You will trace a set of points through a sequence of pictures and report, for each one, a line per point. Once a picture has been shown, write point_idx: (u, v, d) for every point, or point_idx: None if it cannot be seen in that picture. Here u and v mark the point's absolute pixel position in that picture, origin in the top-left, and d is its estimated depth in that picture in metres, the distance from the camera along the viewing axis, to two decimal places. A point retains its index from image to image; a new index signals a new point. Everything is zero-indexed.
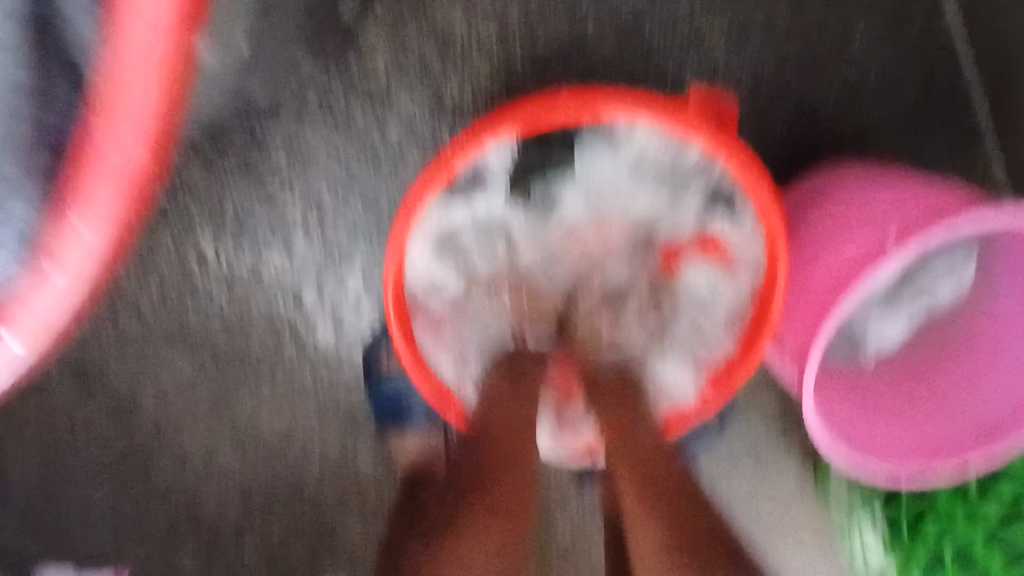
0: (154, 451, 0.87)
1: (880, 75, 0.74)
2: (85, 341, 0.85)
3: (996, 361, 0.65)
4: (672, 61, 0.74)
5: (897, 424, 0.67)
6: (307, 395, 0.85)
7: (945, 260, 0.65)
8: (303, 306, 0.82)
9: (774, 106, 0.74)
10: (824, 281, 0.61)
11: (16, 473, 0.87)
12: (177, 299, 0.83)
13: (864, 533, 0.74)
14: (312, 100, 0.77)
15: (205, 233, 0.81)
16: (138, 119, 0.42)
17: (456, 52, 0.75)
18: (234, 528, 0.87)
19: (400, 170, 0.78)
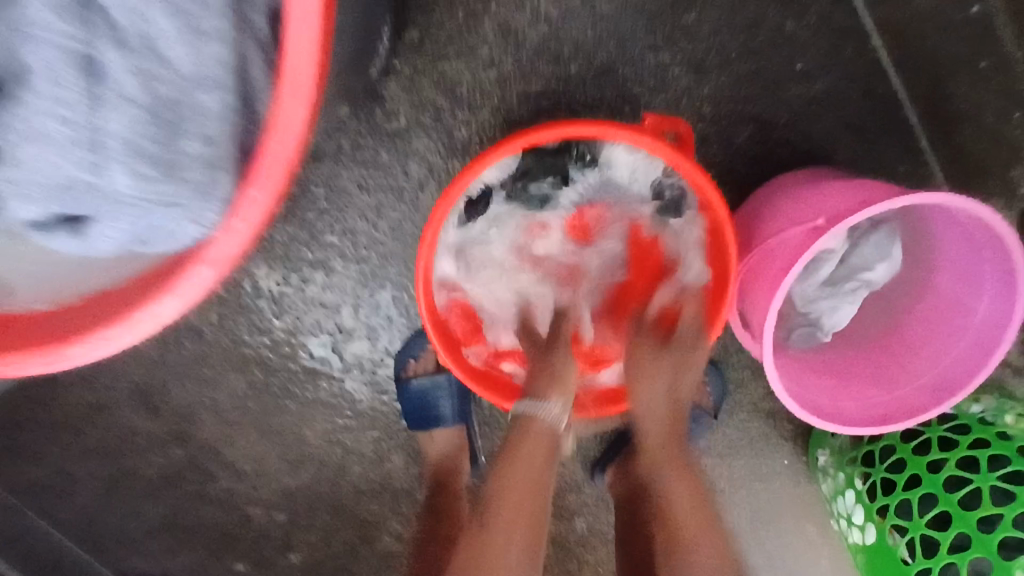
0: (213, 460, 1.00)
1: (825, 95, 0.86)
2: (153, 366, 0.98)
3: (948, 331, 0.73)
4: (648, 94, 0.86)
5: (862, 394, 0.75)
6: (345, 403, 0.98)
7: (875, 244, 0.75)
8: (341, 322, 0.95)
9: (737, 128, 0.86)
10: (775, 265, 0.72)
11: (94, 482, 1.01)
12: (232, 321, 0.95)
13: (849, 500, 0.89)
14: (345, 146, 0.88)
15: (256, 263, 0.93)
16: (283, 154, 0.46)
17: (463, 97, 0.87)
18: (283, 527, 1.02)
19: (420, 201, 0.90)
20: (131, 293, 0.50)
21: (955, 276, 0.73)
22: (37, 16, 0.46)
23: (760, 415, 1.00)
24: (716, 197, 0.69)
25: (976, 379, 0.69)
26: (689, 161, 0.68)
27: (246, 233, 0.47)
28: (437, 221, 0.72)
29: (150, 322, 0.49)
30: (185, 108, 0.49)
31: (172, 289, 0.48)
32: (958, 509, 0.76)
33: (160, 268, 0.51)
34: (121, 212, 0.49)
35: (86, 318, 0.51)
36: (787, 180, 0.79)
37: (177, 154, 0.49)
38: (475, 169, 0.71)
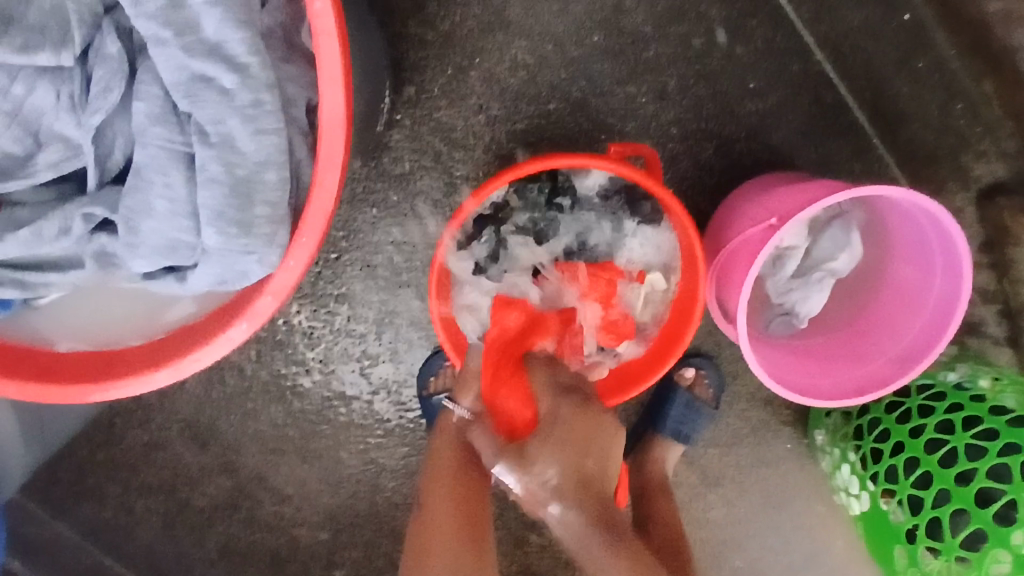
0: (258, 487, 1.10)
1: (779, 108, 0.96)
2: (201, 404, 1.08)
3: (908, 309, 0.81)
4: (620, 122, 0.96)
5: (839, 371, 0.83)
6: (375, 423, 1.07)
7: (831, 237, 0.84)
8: (366, 349, 1.05)
9: (703, 144, 0.96)
10: (744, 261, 0.81)
11: (153, 518, 1.11)
12: (270, 356, 1.05)
13: (846, 473, 0.93)
14: (358, 192, 0.99)
15: (288, 303, 1.03)
16: (319, 216, 0.65)
17: (458, 140, 0.98)
18: (327, 546, 1.11)
19: (428, 234, 1.00)
20: (210, 324, 0.70)
21: (909, 259, 0.82)
22: (146, 130, 0.67)
23: (760, 403, 1.05)
24: (677, 208, 0.78)
25: (935, 349, 0.77)
26: (652, 180, 0.77)
27: (297, 267, 0.67)
28: (443, 249, 0.82)
29: (226, 344, 0.68)
30: (253, 184, 0.65)
31: (245, 314, 0.68)
32: (937, 468, 0.80)
33: (227, 306, 0.70)
34: (211, 260, 0.66)
35: (175, 347, 0.70)
36: (752, 186, 0.88)
37: (245, 214, 0.65)
38: (472, 202, 0.80)
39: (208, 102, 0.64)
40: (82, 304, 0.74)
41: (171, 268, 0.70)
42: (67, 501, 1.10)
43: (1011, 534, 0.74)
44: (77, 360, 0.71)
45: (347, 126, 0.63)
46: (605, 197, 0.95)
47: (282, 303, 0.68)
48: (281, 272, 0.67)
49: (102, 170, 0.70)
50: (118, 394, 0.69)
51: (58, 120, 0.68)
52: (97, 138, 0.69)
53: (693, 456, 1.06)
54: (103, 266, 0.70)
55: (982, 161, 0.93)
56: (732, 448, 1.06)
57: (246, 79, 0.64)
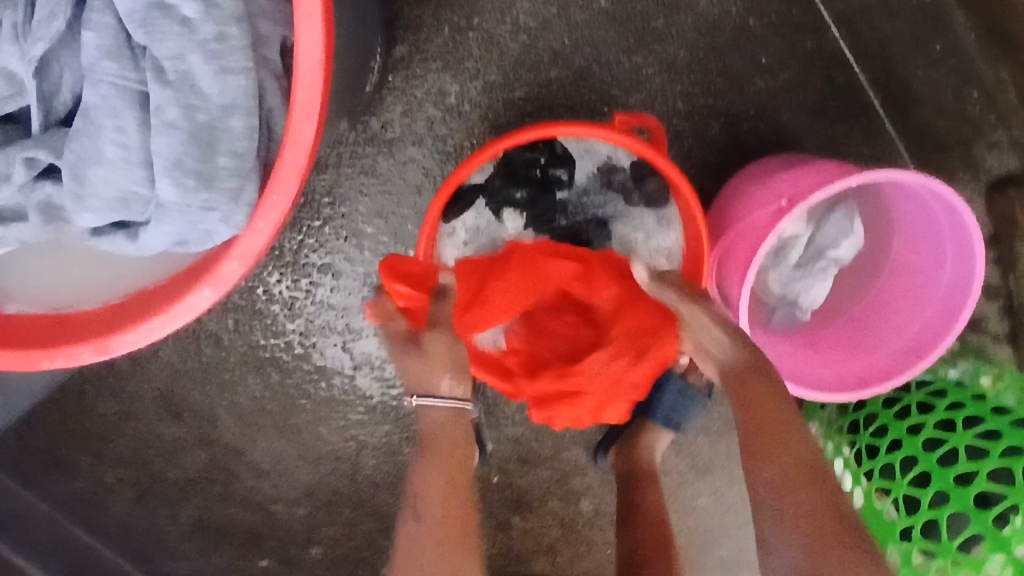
0: (234, 460, 1.07)
1: (789, 87, 0.91)
2: (176, 372, 1.04)
3: (915, 301, 0.78)
4: (625, 94, 0.92)
5: (840, 363, 0.79)
6: (357, 399, 1.04)
7: (834, 223, 0.80)
8: (350, 322, 1.00)
9: (709, 121, 0.92)
10: (750, 245, 0.77)
11: (126, 489, 1.08)
12: (248, 326, 1.01)
13: (838, 469, 0.89)
14: (345, 157, 0.95)
15: (267, 271, 0.99)
16: (295, 168, 0.60)
17: (452, 105, 0.93)
18: (305, 523, 1.08)
19: (417, 204, 0.96)
20: (173, 290, 0.65)
21: (918, 249, 0.78)
22: (100, 68, 0.61)
23: None
24: (681, 181, 0.75)
25: (941, 343, 0.73)
26: (661, 153, 0.74)
27: (267, 229, 0.62)
28: (434, 215, 0.78)
29: (189, 310, 0.64)
30: (220, 132, 0.61)
31: (210, 280, 0.63)
32: (935, 466, 0.77)
33: (190, 270, 0.66)
34: (170, 217, 0.62)
35: (134, 312, 0.66)
36: (757, 167, 0.84)
37: (211, 166, 0.61)
38: (467, 166, 0.76)
39: (167, 36, 0.59)
40: (32, 262, 0.69)
41: (123, 226, 0.66)
42: (37, 470, 1.06)
43: (1013, 540, 0.71)
44: (28, 324, 0.67)
45: (326, 74, 0.58)
46: (606, 173, 0.91)
47: (251, 266, 0.63)
48: (248, 234, 0.62)
49: (47, 111, 0.65)
50: (73, 361, 0.64)
51: (1, 52, 0.62)
52: (41, 73, 0.63)
53: (682, 444, 1.03)
54: (49, 220, 0.65)
55: (993, 152, 0.87)
56: (723, 437, 1.03)
57: (213, 10, 0.59)
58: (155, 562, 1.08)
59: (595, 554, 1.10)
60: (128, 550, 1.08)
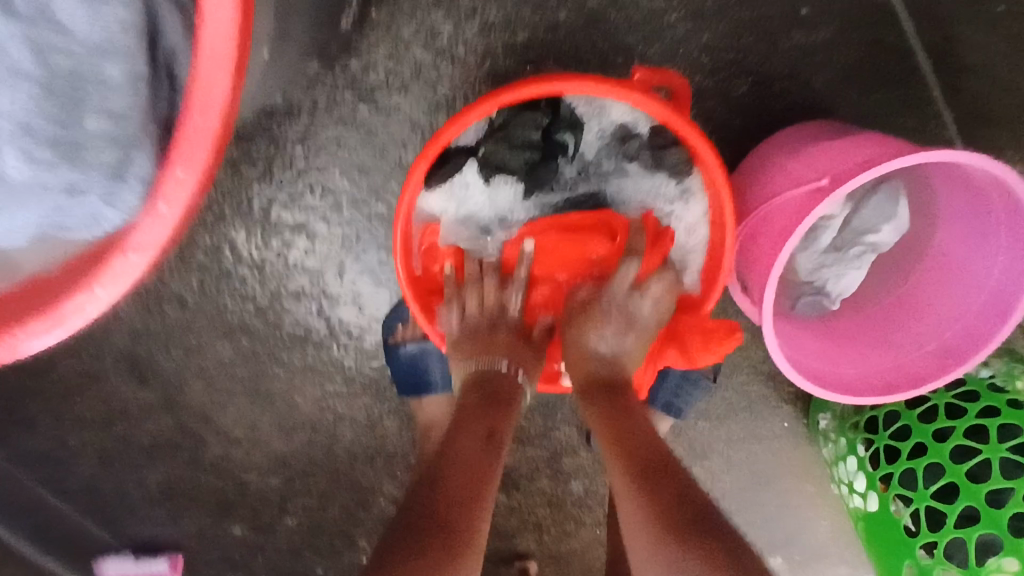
0: (203, 427, 1.00)
1: (829, 43, 0.81)
2: (137, 332, 0.96)
3: (957, 298, 0.69)
4: (642, 43, 0.81)
5: (866, 362, 0.72)
6: (335, 369, 0.97)
7: (876, 205, 0.71)
8: (327, 288, 0.92)
9: (735, 80, 0.81)
10: (777, 229, 0.68)
11: (87, 452, 1.01)
12: (215, 288, 0.92)
13: (851, 467, 0.83)
14: (322, 104, 0.84)
15: (235, 229, 0.89)
16: (204, 135, 0.46)
17: (444, 49, 0.82)
18: (279, 492, 1.02)
19: (403, 160, 0.86)
20: (59, 285, 0.50)
21: (962, 239, 0.69)
22: None
23: (760, 378, 0.95)
24: (707, 150, 0.65)
25: (984, 348, 0.65)
26: (682, 118, 0.64)
27: (173, 215, 0.47)
28: (418, 178, 0.68)
29: (79, 314, 0.49)
30: (83, 77, 0.47)
31: (102, 279, 0.48)
32: (965, 480, 0.70)
33: (77, 262, 0.51)
34: (26, 200, 0.48)
35: (6, 315, 0.51)
36: (790, 136, 0.74)
37: (79, 129, 0.47)
38: (460, 124, 0.65)
39: None
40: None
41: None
42: None
43: None
44: None
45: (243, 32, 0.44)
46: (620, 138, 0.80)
47: (155, 260, 0.48)
48: (147, 222, 0.47)
49: None
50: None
51: None
52: None
53: (681, 429, 0.97)
54: None
55: None
56: (724, 423, 0.96)
57: None
58: (126, 525, 1.03)
59: (582, 535, 1.05)
60: (92, 512, 1.02)
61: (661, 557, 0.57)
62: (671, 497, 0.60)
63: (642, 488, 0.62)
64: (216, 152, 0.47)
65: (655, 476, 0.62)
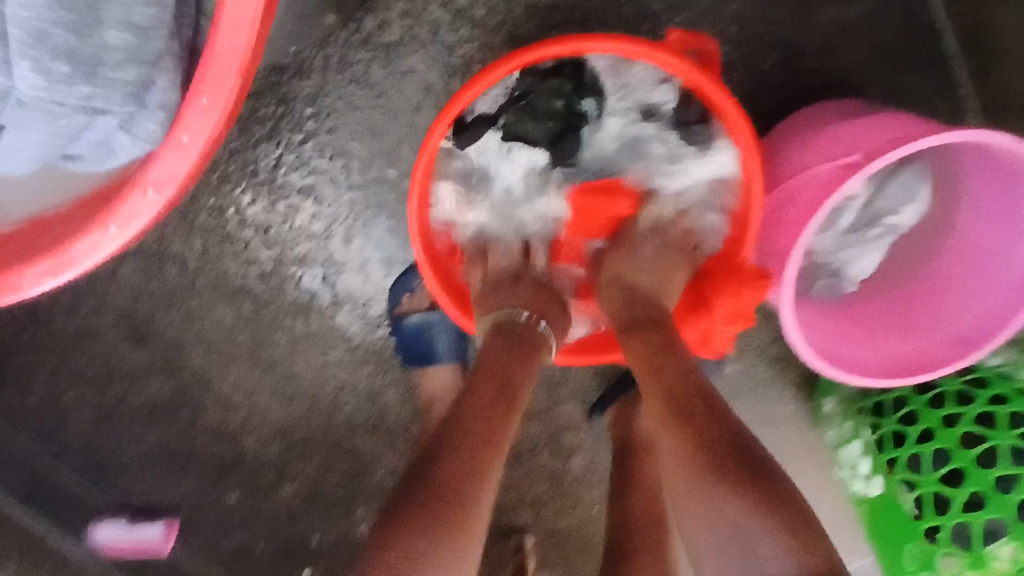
0: (202, 390, 0.98)
1: (858, 19, 0.79)
2: (137, 291, 0.95)
3: (978, 282, 0.68)
4: (667, 11, 0.79)
5: (883, 344, 0.71)
6: (338, 336, 0.95)
7: (899, 186, 0.71)
8: (332, 253, 0.90)
9: (762, 53, 0.79)
10: (803, 203, 0.66)
11: (82, 411, 0.99)
12: (217, 249, 0.91)
13: (855, 451, 0.82)
14: (334, 62, 0.83)
15: (241, 188, 0.88)
16: (232, 57, 0.58)
17: (462, 11, 0.80)
18: (276, 460, 1.01)
19: (416, 125, 0.84)
20: (77, 224, 0.64)
21: (987, 221, 0.68)
22: None
23: (767, 361, 0.94)
24: (738, 117, 0.63)
25: (1004, 331, 0.65)
26: (716, 83, 0.62)
27: (190, 151, 0.60)
28: (437, 139, 0.66)
29: (95, 248, 0.62)
30: (102, 10, 0.58)
31: (116, 216, 0.61)
32: (973, 466, 0.69)
33: (102, 199, 0.65)
34: (34, 115, 0.59)
35: (46, 240, 0.65)
36: (816, 111, 0.72)
37: (100, 53, 0.59)
38: (483, 83, 0.64)
39: None
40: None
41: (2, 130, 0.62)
42: None
43: None
44: None
45: (265, 13, 0.58)
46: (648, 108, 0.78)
47: (166, 200, 0.61)
48: (171, 152, 0.60)
49: None
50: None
51: None
52: None
53: None
54: None
55: None
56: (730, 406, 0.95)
57: None
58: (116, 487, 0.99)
59: (582, 513, 1.03)
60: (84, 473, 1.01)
61: (699, 489, 0.54)
62: (704, 427, 0.57)
63: (676, 415, 0.59)
64: (233, 97, 0.60)
65: (688, 405, 0.59)
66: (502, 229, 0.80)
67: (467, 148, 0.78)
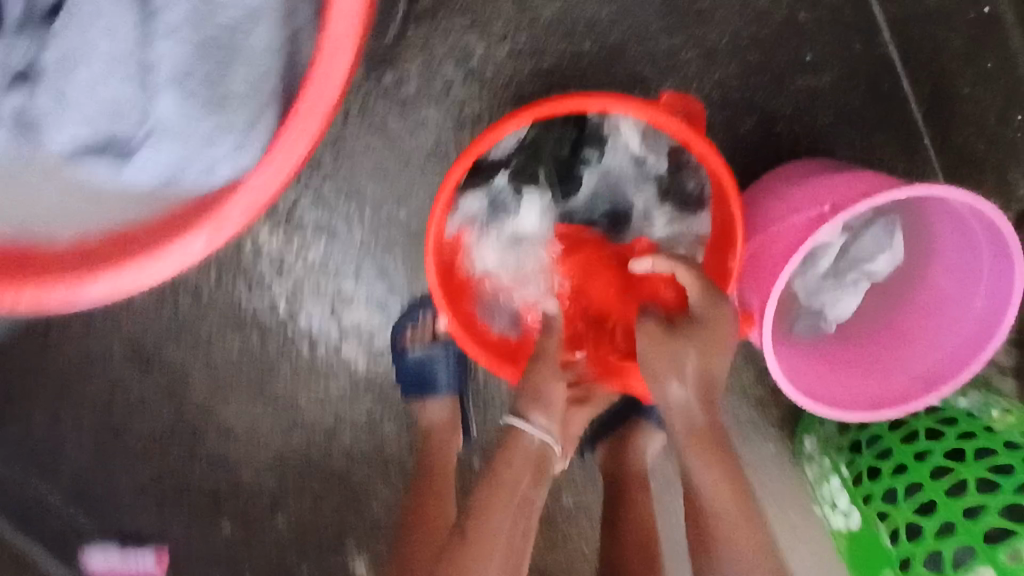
0: (205, 419, 1.01)
1: (832, 87, 0.87)
2: (149, 320, 0.99)
3: (943, 328, 0.74)
4: (658, 76, 0.87)
5: (857, 384, 0.76)
6: (342, 368, 0.99)
7: (872, 238, 0.77)
8: (342, 288, 0.95)
9: (744, 116, 0.87)
10: (781, 249, 0.73)
11: (84, 439, 1.02)
12: (232, 281, 0.96)
13: (834, 486, 0.86)
14: (354, 112, 0.89)
15: (260, 225, 0.93)
16: (336, 77, 0.57)
17: (475, 69, 0.87)
18: (272, 491, 1.03)
19: (427, 171, 0.90)
20: (161, 232, 0.59)
21: (949, 272, 0.74)
22: None
23: (751, 403, 0.98)
24: (725, 173, 0.69)
25: (967, 371, 0.70)
26: (703, 138, 0.69)
27: (285, 165, 0.58)
28: (452, 183, 0.71)
29: (173, 262, 0.58)
30: (236, 47, 0.57)
31: (213, 220, 0.58)
32: (943, 496, 0.74)
33: (177, 216, 0.60)
34: (165, 139, 0.56)
35: (113, 254, 0.59)
36: (793, 169, 0.80)
37: (225, 88, 0.56)
38: (494, 134, 0.70)
39: None
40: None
41: (25, 127, 0.56)
42: None
43: None
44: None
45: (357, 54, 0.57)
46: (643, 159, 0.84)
47: (252, 218, 0.59)
48: (261, 168, 0.57)
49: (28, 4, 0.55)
50: (34, 303, 0.57)
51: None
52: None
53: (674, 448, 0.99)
54: (23, 133, 0.56)
55: None
56: None
57: None
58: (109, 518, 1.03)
59: (570, 550, 1.06)
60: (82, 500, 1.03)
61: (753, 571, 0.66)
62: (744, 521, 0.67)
63: (730, 506, 0.68)
64: (316, 133, 0.58)
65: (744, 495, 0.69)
66: (500, 262, 0.85)
67: (480, 193, 0.85)
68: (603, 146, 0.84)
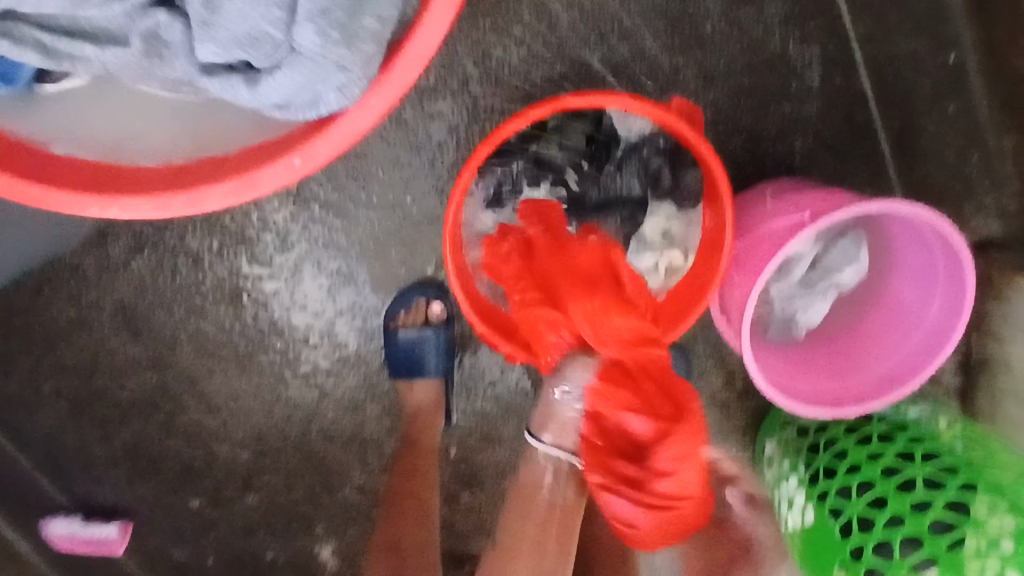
0: (187, 390, 1.02)
1: (812, 116, 0.95)
2: (142, 285, 0.99)
3: (900, 335, 0.82)
4: (660, 90, 0.94)
5: (821, 382, 0.83)
6: (332, 346, 1.01)
7: (842, 249, 0.84)
8: (342, 266, 0.98)
9: (732, 134, 0.95)
10: (763, 252, 0.79)
11: (61, 403, 1.02)
12: (233, 251, 0.98)
13: (791, 486, 0.92)
14: None
15: (270, 198, 0.96)
16: (433, 35, 0.60)
17: (492, 68, 0.93)
18: (246, 467, 1.04)
19: (436, 161, 0.95)
20: (245, 161, 0.63)
21: (910, 286, 0.82)
22: None
23: (719, 405, 1.05)
24: (721, 175, 0.76)
25: (920, 375, 0.78)
26: (706, 141, 0.76)
27: (376, 112, 0.61)
28: (476, 160, 0.77)
29: (264, 184, 0.62)
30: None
31: (301, 151, 0.61)
32: (893, 491, 0.80)
33: (266, 147, 0.64)
34: (293, 67, 0.57)
35: (191, 176, 0.63)
36: (776, 185, 0.87)
37: (355, 24, 0.57)
38: (517, 120, 0.76)
39: None
40: (92, 99, 0.64)
41: (156, 48, 0.59)
42: None
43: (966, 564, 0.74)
44: (73, 168, 0.63)
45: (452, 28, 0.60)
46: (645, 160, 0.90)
47: (341, 153, 0.62)
48: (352, 113, 0.61)
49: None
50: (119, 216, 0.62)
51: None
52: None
53: None
54: (151, 52, 0.59)
55: (981, 215, 0.91)
56: None
57: None
58: (79, 486, 1.04)
59: None
60: (52, 466, 1.03)
61: None
62: None
63: None
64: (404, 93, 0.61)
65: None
66: None
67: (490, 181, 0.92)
68: (608, 145, 0.91)
